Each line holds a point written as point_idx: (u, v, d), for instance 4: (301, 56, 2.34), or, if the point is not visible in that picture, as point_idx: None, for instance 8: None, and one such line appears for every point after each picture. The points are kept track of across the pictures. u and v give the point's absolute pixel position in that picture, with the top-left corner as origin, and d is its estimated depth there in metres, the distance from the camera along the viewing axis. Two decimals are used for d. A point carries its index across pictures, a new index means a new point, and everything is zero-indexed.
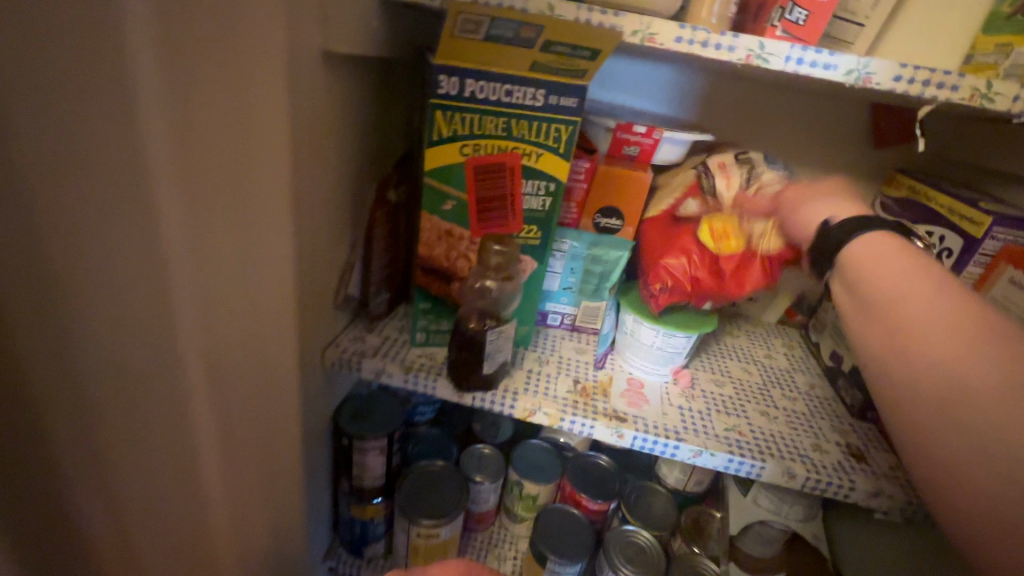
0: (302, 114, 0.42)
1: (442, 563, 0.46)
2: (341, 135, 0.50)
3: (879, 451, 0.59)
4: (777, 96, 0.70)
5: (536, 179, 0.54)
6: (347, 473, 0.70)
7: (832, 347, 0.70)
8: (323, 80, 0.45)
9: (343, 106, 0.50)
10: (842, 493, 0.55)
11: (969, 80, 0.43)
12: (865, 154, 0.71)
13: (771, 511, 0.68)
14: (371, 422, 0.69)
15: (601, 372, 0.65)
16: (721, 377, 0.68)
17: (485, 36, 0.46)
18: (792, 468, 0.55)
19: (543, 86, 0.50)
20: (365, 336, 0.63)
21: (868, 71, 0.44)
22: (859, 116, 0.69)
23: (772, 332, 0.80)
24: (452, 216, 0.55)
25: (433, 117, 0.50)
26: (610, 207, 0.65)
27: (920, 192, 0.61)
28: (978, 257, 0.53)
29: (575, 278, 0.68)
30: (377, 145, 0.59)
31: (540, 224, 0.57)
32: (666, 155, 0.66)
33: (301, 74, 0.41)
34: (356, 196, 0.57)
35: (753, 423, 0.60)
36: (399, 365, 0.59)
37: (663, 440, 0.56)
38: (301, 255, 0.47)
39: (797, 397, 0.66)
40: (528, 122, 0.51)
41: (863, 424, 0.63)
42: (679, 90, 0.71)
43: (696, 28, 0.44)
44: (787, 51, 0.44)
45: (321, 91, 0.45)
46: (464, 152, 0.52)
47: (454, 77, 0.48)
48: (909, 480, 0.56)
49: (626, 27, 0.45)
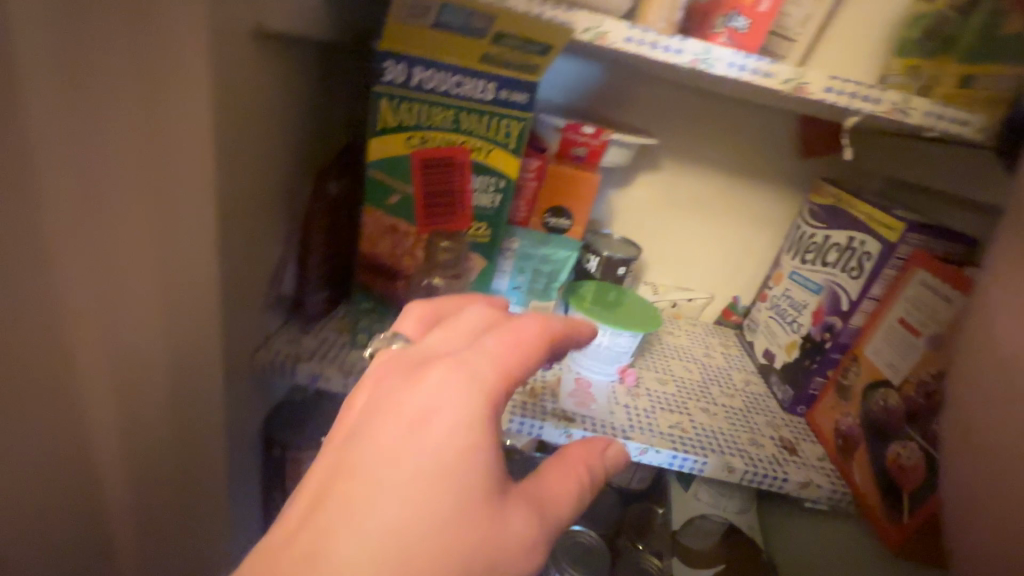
0: (233, 93, 0.40)
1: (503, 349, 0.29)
2: (272, 119, 0.47)
3: (809, 443, 0.63)
4: (717, 103, 0.73)
5: (486, 174, 0.53)
6: (279, 486, 0.66)
7: (765, 345, 0.74)
8: (255, 59, 0.42)
9: (274, 95, 0.47)
10: (777, 484, 0.58)
11: (889, 95, 0.46)
12: (795, 163, 0.75)
13: (711, 504, 0.70)
14: (305, 431, 0.64)
15: (549, 373, 0.64)
16: (665, 376, 0.69)
17: (436, 23, 0.45)
18: (731, 462, 0.57)
19: (493, 79, 0.48)
20: (300, 339, 0.59)
21: (803, 80, 0.46)
22: (790, 128, 0.73)
23: (711, 332, 0.83)
24: (397, 211, 0.52)
25: (378, 105, 0.48)
26: (560, 207, 0.65)
27: (843, 200, 0.66)
28: (894, 260, 0.57)
29: (524, 277, 0.66)
30: (316, 138, 0.57)
31: (488, 222, 0.56)
32: (616, 157, 0.66)
33: (232, 53, 0.38)
34: (291, 185, 0.54)
35: (696, 421, 0.62)
36: (337, 369, 0.56)
37: (611, 438, 0.56)
38: (229, 252, 0.44)
39: (735, 393, 0.69)
40: (477, 117, 0.50)
41: (794, 419, 0.67)
42: (630, 95, 0.72)
43: (645, 29, 0.44)
44: (730, 57, 0.45)
45: (252, 69, 0.42)
46: (411, 144, 0.50)
47: (400, 64, 0.46)
48: (835, 470, 0.59)
49: (577, 24, 0.44)
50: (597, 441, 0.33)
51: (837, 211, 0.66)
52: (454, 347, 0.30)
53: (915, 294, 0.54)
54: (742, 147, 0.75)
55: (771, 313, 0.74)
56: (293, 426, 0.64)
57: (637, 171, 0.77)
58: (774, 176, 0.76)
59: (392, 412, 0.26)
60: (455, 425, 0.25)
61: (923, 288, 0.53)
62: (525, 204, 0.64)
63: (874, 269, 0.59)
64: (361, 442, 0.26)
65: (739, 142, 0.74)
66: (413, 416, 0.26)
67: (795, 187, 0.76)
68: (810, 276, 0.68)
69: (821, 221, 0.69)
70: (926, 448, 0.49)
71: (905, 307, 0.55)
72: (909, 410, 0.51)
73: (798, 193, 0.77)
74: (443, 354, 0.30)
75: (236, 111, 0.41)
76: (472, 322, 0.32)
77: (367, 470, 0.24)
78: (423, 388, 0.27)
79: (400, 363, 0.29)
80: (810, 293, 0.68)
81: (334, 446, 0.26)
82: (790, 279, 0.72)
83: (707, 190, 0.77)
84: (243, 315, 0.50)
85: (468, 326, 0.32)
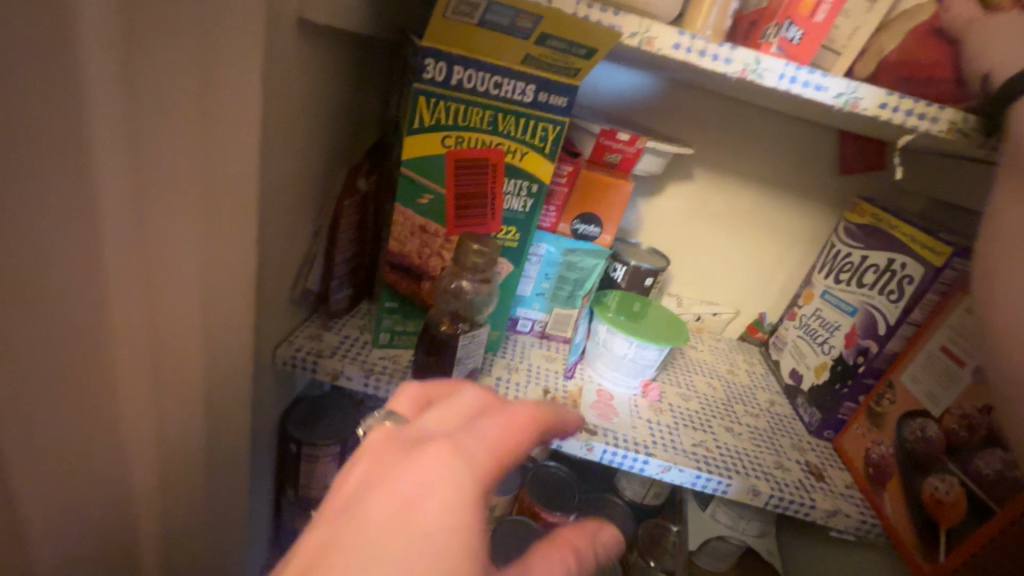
0: (274, 85, 0.39)
1: (502, 423, 0.28)
2: (310, 113, 0.47)
3: (835, 469, 0.61)
4: (755, 115, 0.71)
5: (518, 178, 0.52)
6: (292, 483, 0.65)
7: (792, 365, 0.72)
8: (296, 52, 0.41)
9: (312, 89, 0.46)
10: (803, 511, 0.56)
11: (948, 114, 0.44)
12: (831, 180, 0.73)
13: (729, 527, 0.68)
14: (322, 429, 0.64)
15: (570, 383, 0.63)
16: (687, 392, 0.68)
17: (481, 21, 0.43)
18: (756, 486, 0.55)
19: (533, 81, 0.47)
20: (322, 335, 0.58)
21: (856, 96, 0.44)
22: (828, 144, 0.71)
23: (734, 347, 0.81)
24: (428, 211, 0.52)
25: (416, 104, 0.47)
26: (589, 214, 0.64)
27: (881, 220, 0.64)
28: (937, 285, 0.55)
29: (549, 284, 0.65)
30: (347, 133, 0.56)
31: (519, 226, 0.55)
32: (648, 165, 0.65)
33: (275, 45, 0.38)
34: (322, 180, 0.53)
35: (719, 440, 0.60)
36: (359, 368, 0.55)
37: (634, 454, 0.55)
38: (260, 246, 0.44)
39: (759, 413, 0.67)
40: (514, 119, 0.49)
41: (820, 443, 0.65)
42: (665, 104, 0.70)
43: (694, 36, 0.43)
44: (781, 68, 0.44)
45: (294, 62, 0.42)
46: (446, 144, 0.49)
47: (441, 62, 0.45)
48: (864, 499, 0.57)
49: (624, 28, 0.43)
50: (590, 524, 0.29)
51: (874, 231, 0.65)
52: (450, 431, 0.29)
53: (958, 322, 0.52)
54: (778, 160, 0.73)
55: (800, 332, 0.72)
56: (309, 423, 0.64)
57: (667, 181, 0.75)
58: (809, 192, 0.74)
59: (385, 494, 0.24)
60: (444, 514, 0.24)
61: (967, 316, 0.51)
62: (554, 209, 0.63)
63: (915, 293, 0.57)
64: (352, 519, 0.24)
65: (774, 156, 0.73)
66: (405, 500, 0.24)
67: (829, 204, 0.74)
68: (844, 296, 0.66)
69: (858, 240, 0.67)
70: (967, 484, 0.47)
71: (946, 335, 0.53)
72: (949, 443, 0.49)
73: (833, 210, 0.75)
74: (437, 437, 0.28)
75: (276, 104, 0.41)
76: (467, 406, 0.31)
77: (360, 548, 0.22)
78: (419, 466, 0.25)
79: (395, 441, 0.28)
80: (843, 314, 0.66)
81: (323, 520, 0.24)
82: (820, 299, 0.70)
83: (738, 203, 0.76)
84: (270, 310, 0.50)
85: (462, 410, 0.30)
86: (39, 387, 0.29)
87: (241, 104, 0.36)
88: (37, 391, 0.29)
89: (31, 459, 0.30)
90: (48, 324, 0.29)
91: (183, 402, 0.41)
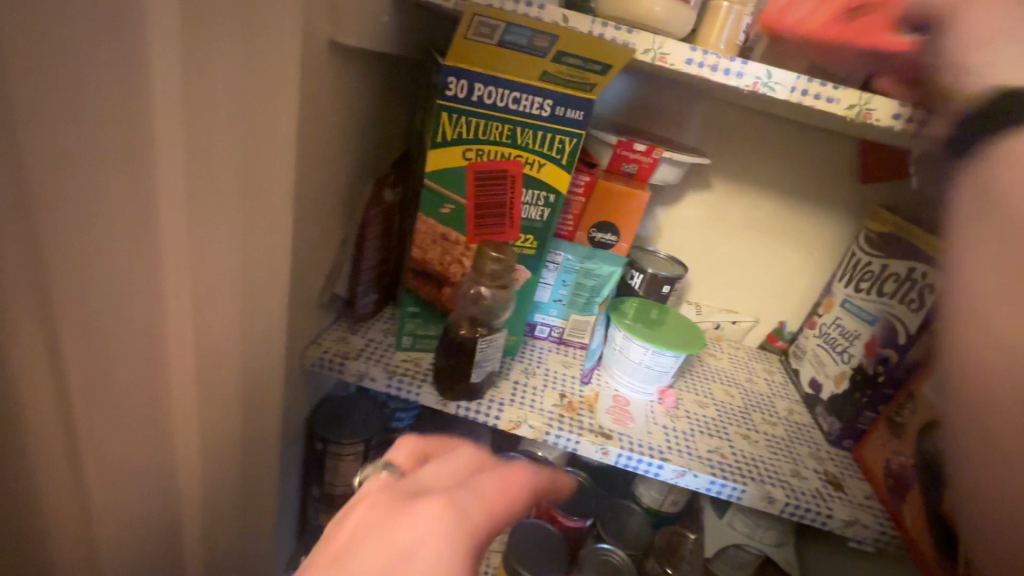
0: (307, 102, 0.42)
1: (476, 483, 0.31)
2: (341, 128, 0.50)
3: (855, 479, 0.61)
4: (774, 124, 0.71)
5: (536, 188, 0.54)
6: (318, 478, 0.68)
7: (812, 374, 0.72)
8: (328, 72, 0.44)
9: (342, 105, 0.49)
10: (819, 520, 0.56)
11: None
12: (852, 188, 0.73)
13: (746, 534, 0.68)
14: (347, 427, 0.66)
15: (587, 387, 0.64)
16: (704, 399, 0.68)
17: (500, 41, 0.46)
18: (772, 493, 0.55)
19: (550, 96, 0.49)
20: (348, 338, 0.61)
21: (869, 107, 0.45)
22: (849, 152, 0.71)
23: (754, 356, 0.81)
24: (449, 220, 0.54)
25: (439, 119, 0.49)
26: (606, 223, 0.65)
27: (903, 229, 0.63)
28: None
29: (566, 290, 0.67)
30: (374, 146, 0.59)
31: (537, 234, 0.57)
32: (666, 175, 0.66)
33: (310, 65, 0.41)
34: (350, 191, 0.56)
35: (735, 447, 0.60)
36: (382, 369, 0.58)
37: (648, 458, 0.55)
38: (293, 255, 0.47)
39: (777, 421, 0.67)
40: (532, 133, 0.51)
41: (839, 453, 0.64)
42: (683, 114, 0.71)
43: (707, 51, 0.45)
44: (793, 81, 0.45)
45: (327, 81, 0.45)
46: (467, 157, 0.51)
47: (462, 80, 0.48)
48: (884, 511, 0.57)
49: (639, 45, 0.45)
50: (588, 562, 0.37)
51: (897, 239, 0.64)
52: (445, 483, 0.32)
53: None
54: (797, 170, 0.73)
55: (820, 341, 0.72)
56: (335, 422, 0.67)
57: (685, 190, 0.76)
58: (829, 200, 0.74)
59: (381, 542, 0.27)
60: (438, 562, 0.26)
61: None
62: (571, 217, 0.65)
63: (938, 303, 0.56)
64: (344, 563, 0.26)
65: (793, 164, 0.73)
66: (397, 553, 0.26)
67: (850, 212, 0.74)
68: (865, 306, 0.66)
69: (879, 249, 0.66)
70: None
71: None
72: None
73: (853, 219, 0.75)
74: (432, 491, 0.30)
75: (309, 123, 0.44)
76: (465, 463, 0.33)
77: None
78: (410, 519, 0.28)
79: (391, 491, 0.30)
80: (864, 323, 0.65)
81: (323, 563, 0.26)
82: (841, 308, 0.70)
83: (757, 211, 0.76)
84: (301, 313, 0.53)
85: (459, 464, 0.33)
86: (102, 378, 0.32)
87: (279, 122, 0.39)
88: (99, 381, 0.32)
89: (94, 448, 0.34)
90: (111, 325, 0.32)
91: (221, 398, 0.44)
